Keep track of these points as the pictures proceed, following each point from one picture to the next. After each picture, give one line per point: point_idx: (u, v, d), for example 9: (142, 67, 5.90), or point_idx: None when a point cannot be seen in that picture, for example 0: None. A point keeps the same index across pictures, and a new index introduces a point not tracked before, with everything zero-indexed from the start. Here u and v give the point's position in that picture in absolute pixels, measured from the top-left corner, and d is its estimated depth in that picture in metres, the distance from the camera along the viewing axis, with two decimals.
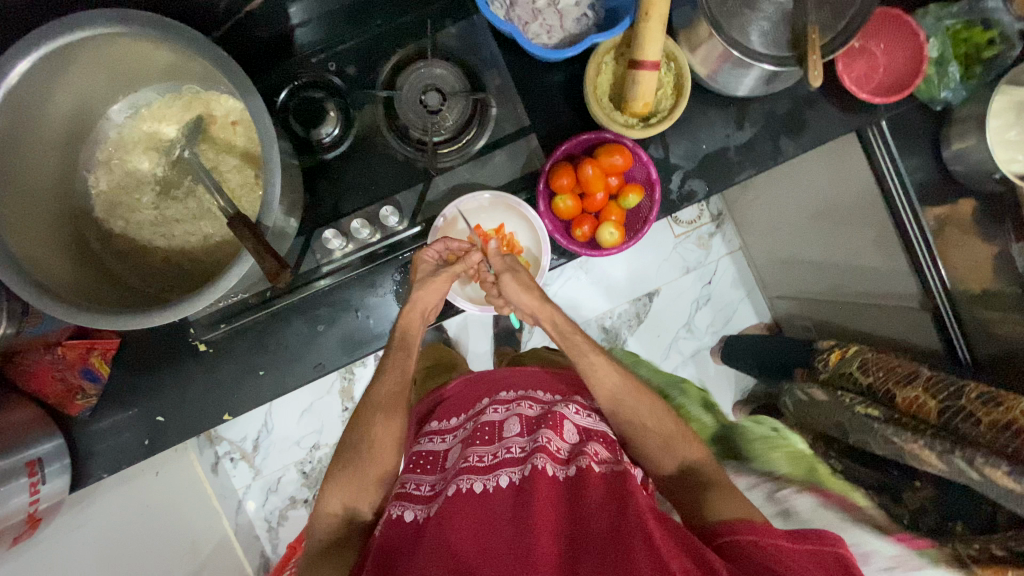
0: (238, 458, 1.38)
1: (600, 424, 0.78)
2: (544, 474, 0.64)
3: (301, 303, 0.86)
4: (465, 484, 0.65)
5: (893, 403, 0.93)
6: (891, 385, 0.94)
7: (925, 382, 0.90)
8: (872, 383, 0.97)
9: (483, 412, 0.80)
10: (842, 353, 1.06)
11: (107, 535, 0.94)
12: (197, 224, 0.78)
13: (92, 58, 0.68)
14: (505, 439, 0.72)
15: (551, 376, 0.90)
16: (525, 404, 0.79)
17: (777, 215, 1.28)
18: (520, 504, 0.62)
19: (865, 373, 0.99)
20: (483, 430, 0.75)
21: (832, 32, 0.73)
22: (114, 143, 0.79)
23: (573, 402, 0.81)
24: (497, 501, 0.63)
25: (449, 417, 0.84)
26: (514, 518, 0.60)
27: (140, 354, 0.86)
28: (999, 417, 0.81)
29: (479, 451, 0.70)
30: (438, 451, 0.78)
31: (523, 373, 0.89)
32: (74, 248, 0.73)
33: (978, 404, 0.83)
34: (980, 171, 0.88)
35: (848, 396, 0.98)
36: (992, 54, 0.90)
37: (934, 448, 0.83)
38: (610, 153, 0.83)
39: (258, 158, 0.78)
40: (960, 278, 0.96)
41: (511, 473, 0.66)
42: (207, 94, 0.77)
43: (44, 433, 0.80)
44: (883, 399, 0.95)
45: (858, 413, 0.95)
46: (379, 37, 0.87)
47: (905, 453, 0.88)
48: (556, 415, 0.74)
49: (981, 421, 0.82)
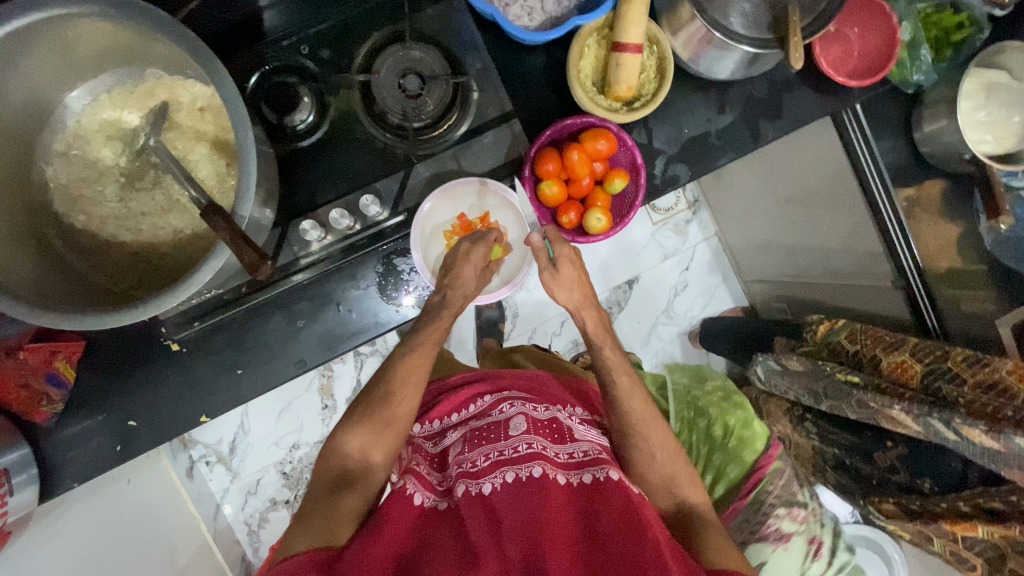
0: (214, 461, 1.33)
1: (600, 437, 0.77)
2: (552, 481, 0.63)
3: (279, 298, 0.83)
4: (470, 486, 0.64)
5: (877, 369, 0.92)
6: (876, 350, 0.93)
7: (909, 342, 0.90)
8: (858, 351, 0.96)
9: (487, 412, 0.78)
10: (831, 325, 1.04)
11: (76, 547, 0.89)
12: (166, 217, 0.74)
13: (43, 39, 0.63)
14: (511, 436, 0.70)
15: (554, 381, 0.89)
16: (533, 406, 0.77)
17: (751, 202, 1.31)
18: (529, 500, 0.60)
19: (853, 341, 0.98)
20: (489, 431, 0.73)
21: (811, 16, 0.74)
22: (73, 132, 0.74)
23: (575, 412, 0.80)
24: (502, 500, 0.61)
25: (451, 414, 0.83)
26: (522, 515, 0.58)
27: (108, 355, 0.82)
28: (983, 378, 0.81)
29: (485, 452, 0.69)
30: (441, 453, 0.78)
31: (526, 376, 0.88)
32: (31, 246, 0.68)
33: (962, 366, 0.83)
34: (950, 152, 0.90)
35: (830, 365, 0.95)
36: (961, 37, 0.91)
37: (911, 410, 0.80)
38: (595, 137, 0.82)
39: (230, 146, 0.74)
40: (931, 257, 0.97)
41: (518, 470, 0.64)
42: (173, 78, 0.73)
43: (8, 442, 0.75)
44: (869, 366, 0.94)
45: (838, 379, 0.92)
46: (353, 20, 0.83)
47: (879, 416, 0.84)
48: (562, 428, 0.73)
49: (966, 382, 0.82)
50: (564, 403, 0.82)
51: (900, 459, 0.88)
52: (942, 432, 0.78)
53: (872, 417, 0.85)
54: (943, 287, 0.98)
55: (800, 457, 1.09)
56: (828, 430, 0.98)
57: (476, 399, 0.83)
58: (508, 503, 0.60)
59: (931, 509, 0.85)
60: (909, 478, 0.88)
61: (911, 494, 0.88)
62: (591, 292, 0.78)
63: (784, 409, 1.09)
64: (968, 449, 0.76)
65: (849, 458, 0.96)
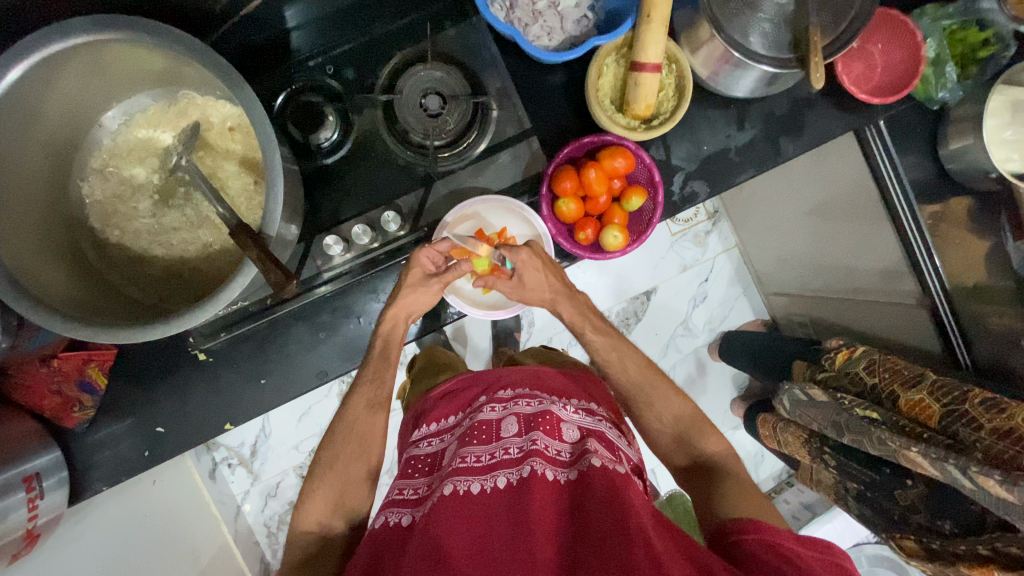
0: (236, 463, 1.37)
1: (596, 424, 0.75)
2: (543, 478, 0.62)
3: (302, 310, 0.85)
4: (459, 485, 0.63)
5: (897, 407, 0.90)
6: (894, 386, 0.91)
7: (926, 379, 0.88)
8: (876, 385, 0.94)
9: (480, 410, 0.77)
10: (850, 353, 1.02)
11: (106, 546, 0.92)
12: (195, 232, 0.77)
13: (84, 64, 0.66)
14: (502, 439, 0.69)
15: (568, 378, 0.86)
16: (523, 403, 0.76)
17: (774, 214, 1.30)
18: (518, 504, 0.59)
19: (871, 373, 0.96)
20: (480, 429, 0.72)
21: (833, 34, 0.73)
22: (109, 151, 0.77)
23: (571, 403, 0.78)
24: (493, 503, 0.61)
25: (446, 416, 0.82)
26: (510, 518, 0.58)
27: (138, 363, 0.85)
28: (1002, 424, 0.77)
29: (476, 451, 0.68)
30: (435, 453, 0.77)
31: (520, 371, 0.86)
32: (67, 259, 0.71)
33: (980, 410, 0.80)
34: (976, 170, 0.88)
35: (848, 399, 0.94)
36: (987, 54, 0.89)
37: (928, 453, 0.79)
38: (612, 155, 0.83)
39: (257, 164, 0.77)
40: (957, 275, 0.95)
41: (509, 474, 0.64)
42: (203, 99, 0.76)
43: (42, 446, 0.79)
44: (887, 403, 0.92)
45: (856, 415, 0.91)
46: (378, 40, 0.86)
47: (899, 456, 0.83)
48: (552, 419, 0.71)
49: (984, 427, 0.78)
50: (562, 396, 0.80)
51: (921, 500, 0.86)
52: (958, 479, 0.75)
53: (891, 455, 0.84)
54: (971, 305, 0.95)
55: (820, 485, 1.08)
56: (849, 464, 0.96)
57: (472, 401, 0.83)
58: (499, 509, 0.60)
59: (951, 550, 0.82)
60: (930, 518, 0.86)
61: (932, 534, 0.86)
62: (563, 286, 0.83)
63: (802, 439, 1.06)
64: (984, 500, 0.73)
65: (871, 491, 0.94)
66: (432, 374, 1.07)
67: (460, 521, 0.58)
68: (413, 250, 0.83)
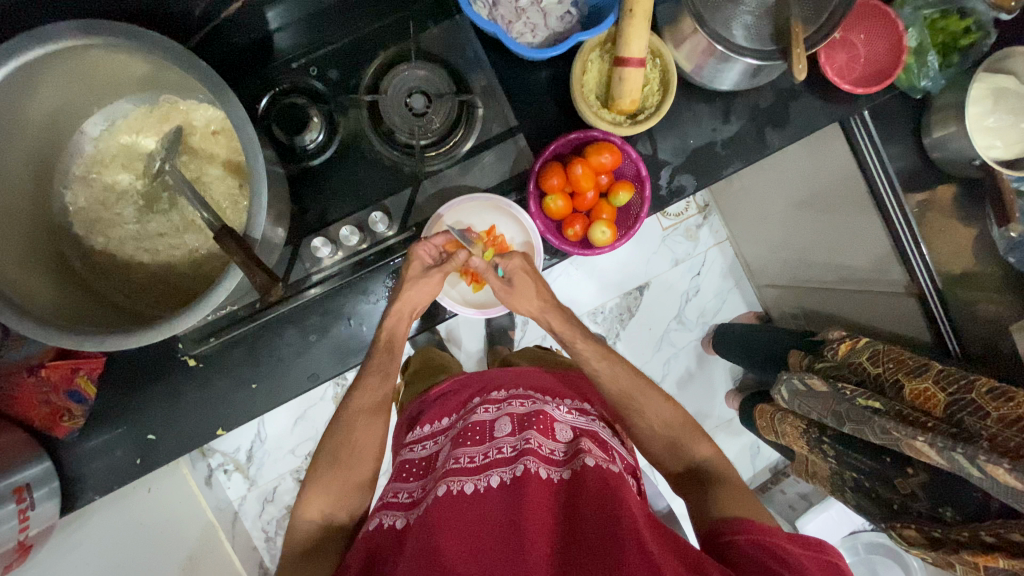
0: (231, 469, 1.36)
1: (590, 424, 0.75)
2: (537, 477, 0.62)
3: (292, 312, 0.85)
4: (454, 485, 0.63)
5: (901, 395, 0.90)
6: (900, 376, 0.91)
7: (932, 369, 0.88)
8: (879, 374, 0.95)
9: (473, 411, 0.77)
10: (853, 344, 1.02)
11: (100, 555, 0.92)
12: (182, 238, 0.76)
13: (63, 71, 0.65)
14: (495, 438, 0.69)
15: (557, 379, 0.86)
16: (515, 403, 0.76)
17: (764, 206, 1.30)
18: (511, 504, 0.59)
19: (875, 363, 0.96)
20: (473, 430, 0.72)
21: (814, 26, 0.73)
22: (91, 158, 0.76)
23: (563, 403, 0.79)
24: (487, 502, 0.61)
25: (440, 418, 0.82)
26: (504, 517, 0.58)
27: (127, 370, 0.85)
28: (1009, 412, 0.78)
29: (470, 452, 0.68)
30: (429, 456, 0.77)
31: (512, 372, 0.86)
32: (52, 267, 0.70)
33: (988, 399, 0.81)
34: (961, 158, 0.89)
35: (849, 388, 0.94)
36: (969, 42, 0.90)
37: (935, 443, 0.79)
38: (598, 152, 0.83)
39: (242, 167, 0.77)
40: (946, 263, 0.96)
41: (502, 473, 0.64)
42: (186, 103, 0.76)
43: (32, 457, 0.78)
44: (892, 391, 0.92)
45: (859, 405, 0.91)
46: (361, 41, 0.86)
47: (903, 444, 0.84)
48: (545, 418, 0.72)
49: (990, 415, 0.79)
50: (555, 396, 0.80)
51: (921, 488, 0.87)
52: (967, 468, 0.76)
53: (895, 443, 0.85)
54: (960, 293, 0.95)
55: (816, 475, 1.09)
56: (848, 454, 0.96)
57: (466, 403, 0.83)
58: (493, 508, 0.60)
59: (954, 538, 0.84)
60: (930, 506, 0.87)
61: (935, 523, 0.87)
62: (549, 296, 0.83)
63: (798, 429, 1.06)
64: (992, 486, 0.75)
65: (868, 480, 0.95)
66: (427, 375, 1.07)
67: (454, 521, 0.58)
68: (405, 250, 0.83)
